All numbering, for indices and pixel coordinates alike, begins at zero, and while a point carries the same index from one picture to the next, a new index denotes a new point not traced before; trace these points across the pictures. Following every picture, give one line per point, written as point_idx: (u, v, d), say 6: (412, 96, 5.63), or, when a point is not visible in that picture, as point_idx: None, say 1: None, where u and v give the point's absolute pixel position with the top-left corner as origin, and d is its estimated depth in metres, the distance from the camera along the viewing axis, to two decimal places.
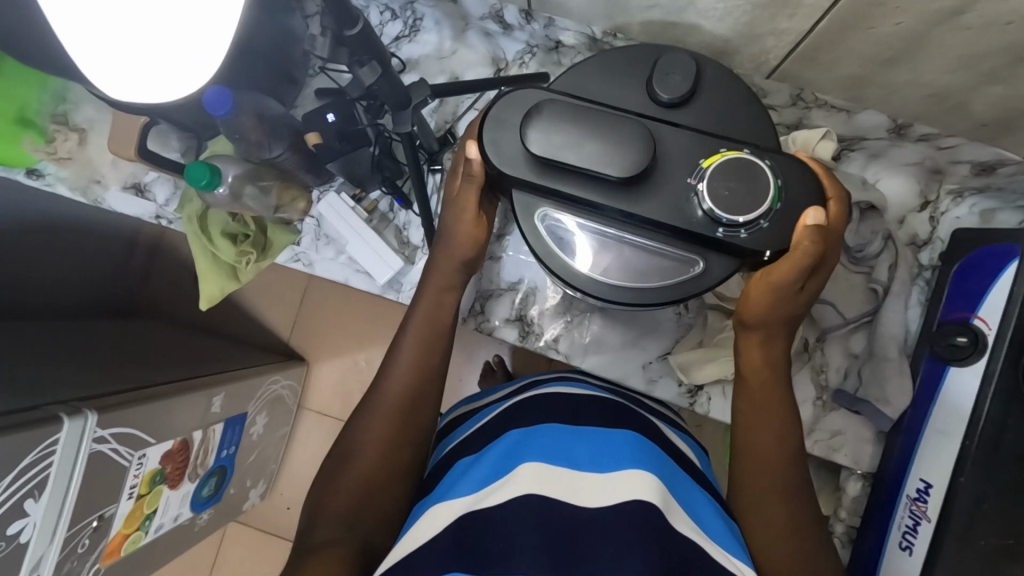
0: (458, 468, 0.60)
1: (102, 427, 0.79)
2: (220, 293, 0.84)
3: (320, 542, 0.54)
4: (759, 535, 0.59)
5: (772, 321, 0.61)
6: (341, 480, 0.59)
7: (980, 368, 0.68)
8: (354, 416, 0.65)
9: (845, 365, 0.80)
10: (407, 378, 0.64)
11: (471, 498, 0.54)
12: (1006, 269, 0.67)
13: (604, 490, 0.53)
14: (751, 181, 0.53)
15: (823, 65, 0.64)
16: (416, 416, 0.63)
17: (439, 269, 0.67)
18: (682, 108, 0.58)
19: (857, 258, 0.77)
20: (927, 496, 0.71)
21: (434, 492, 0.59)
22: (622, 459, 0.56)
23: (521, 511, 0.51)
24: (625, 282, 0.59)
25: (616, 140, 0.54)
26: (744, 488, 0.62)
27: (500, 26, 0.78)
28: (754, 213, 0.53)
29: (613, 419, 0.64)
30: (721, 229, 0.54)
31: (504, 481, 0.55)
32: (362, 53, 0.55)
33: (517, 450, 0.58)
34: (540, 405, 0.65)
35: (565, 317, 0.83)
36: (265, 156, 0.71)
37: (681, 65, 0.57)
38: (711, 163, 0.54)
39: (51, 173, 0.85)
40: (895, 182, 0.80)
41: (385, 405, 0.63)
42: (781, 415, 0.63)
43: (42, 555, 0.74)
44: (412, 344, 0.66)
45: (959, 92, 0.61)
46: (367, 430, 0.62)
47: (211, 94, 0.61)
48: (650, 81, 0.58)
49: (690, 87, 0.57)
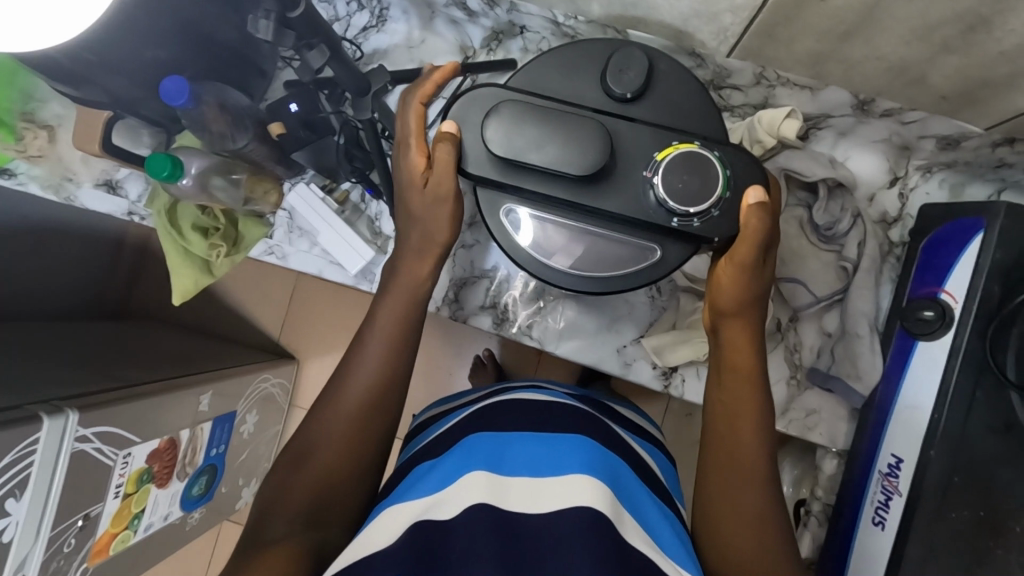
0: (417, 472, 0.61)
1: (84, 425, 0.78)
2: (193, 288, 0.83)
3: (271, 538, 0.54)
4: (720, 526, 0.58)
5: (749, 299, 0.59)
6: (299, 471, 0.59)
7: (947, 342, 0.68)
8: (316, 405, 0.63)
9: (819, 345, 0.79)
10: (374, 376, 0.63)
11: (423, 504, 0.54)
12: (972, 242, 0.68)
13: (553, 495, 0.54)
14: (702, 173, 0.54)
15: (782, 42, 0.64)
16: (377, 421, 0.62)
17: (410, 258, 0.66)
18: (637, 104, 0.59)
19: (827, 236, 0.77)
20: (898, 471, 0.71)
21: (397, 489, 0.59)
22: (573, 462, 0.56)
23: (473, 523, 0.51)
24: (595, 270, 0.62)
25: (573, 141, 0.54)
26: (712, 490, 0.59)
27: (465, 13, 0.78)
28: (705, 203, 0.54)
29: (575, 424, 0.63)
30: (676, 219, 0.56)
31: (456, 488, 0.55)
32: (309, 35, 0.55)
33: (472, 453, 0.58)
34: (508, 413, 0.64)
35: (539, 302, 0.83)
36: (230, 147, 0.72)
37: (634, 61, 0.58)
38: (665, 156, 0.55)
39: (22, 172, 0.85)
40: (863, 160, 0.80)
41: (349, 401, 0.62)
42: (760, 400, 0.60)
43: (27, 554, 0.74)
44: (379, 338, 0.64)
45: (917, 65, 0.61)
46: (328, 425, 0.61)
47: (169, 85, 0.61)
48: (605, 76, 0.59)
49: (644, 84, 0.58)
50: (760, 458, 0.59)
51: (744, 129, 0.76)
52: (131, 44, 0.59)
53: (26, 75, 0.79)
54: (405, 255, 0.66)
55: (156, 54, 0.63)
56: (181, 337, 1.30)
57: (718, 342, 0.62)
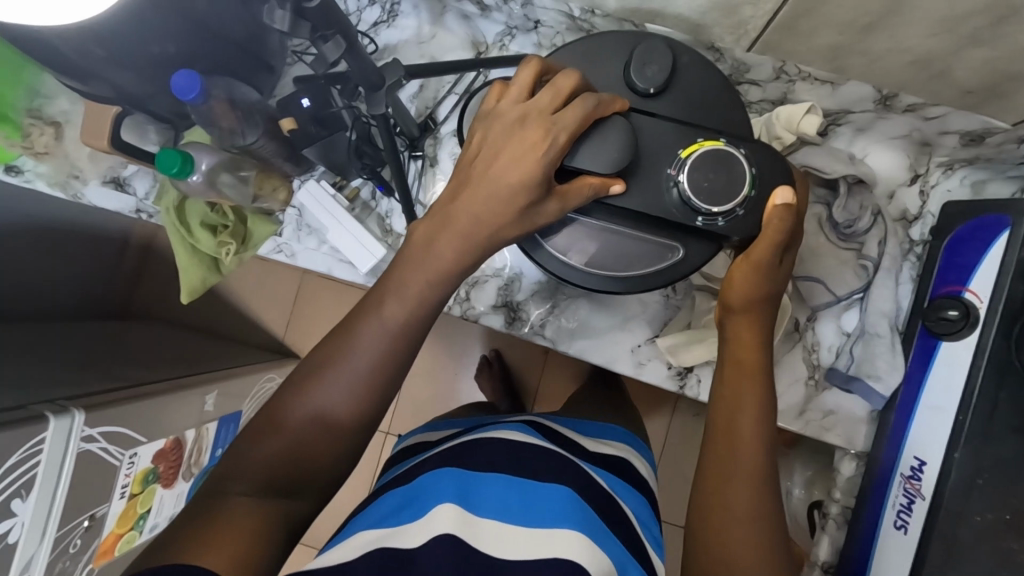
0: (391, 497, 0.59)
1: (90, 425, 0.77)
2: (202, 286, 0.83)
3: (226, 511, 0.46)
4: (716, 518, 0.54)
5: (758, 300, 0.57)
6: (275, 437, 0.49)
7: (972, 341, 0.67)
8: (306, 362, 0.52)
9: (837, 344, 0.78)
10: (384, 338, 0.51)
11: (385, 531, 0.53)
12: (997, 240, 0.66)
13: (523, 542, 0.54)
14: (728, 171, 0.53)
15: (803, 36, 0.62)
16: (378, 401, 0.52)
17: (459, 211, 0.51)
18: (659, 99, 0.58)
19: (845, 234, 0.75)
20: (921, 473, 0.70)
21: (359, 519, 0.58)
22: (545, 514, 0.56)
23: (433, 551, 0.50)
24: (612, 269, 0.62)
25: (597, 137, 0.51)
26: (710, 481, 0.56)
27: (477, 8, 0.77)
28: (730, 202, 0.53)
29: (559, 457, 0.64)
30: (700, 219, 0.54)
31: (422, 521, 0.53)
32: (324, 27, 0.53)
33: (439, 487, 0.57)
34: (485, 444, 0.64)
35: (551, 302, 0.82)
36: (240, 143, 0.71)
37: (658, 55, 0.57)
38: (689, 155, 0.53)
39: (30, 169, 0.84)
40: (883, 156, 0.79)
41: (359, 360, 0.51)
42: (763, 393, 0.58)
43: (33, 556, 0.73)
44: (403, 286, 0.52)
45: (942, 58, 0.59)
46: (329, 385, 0.50)
47: (179, 79, 0.60)
48: (629, 69, 0.57)
49: (666, 78, 0.57)
50: (763, 455, 0.56)
51: (762, 125, 0.75)
52: (140, 38, 0.58)
53: (32, 69, 0.80)
54: (446, 209, 0.52)
55: (164, 48, 0.61)
56: (188, 337, 1.29)
57: (723, 336, 0.61)
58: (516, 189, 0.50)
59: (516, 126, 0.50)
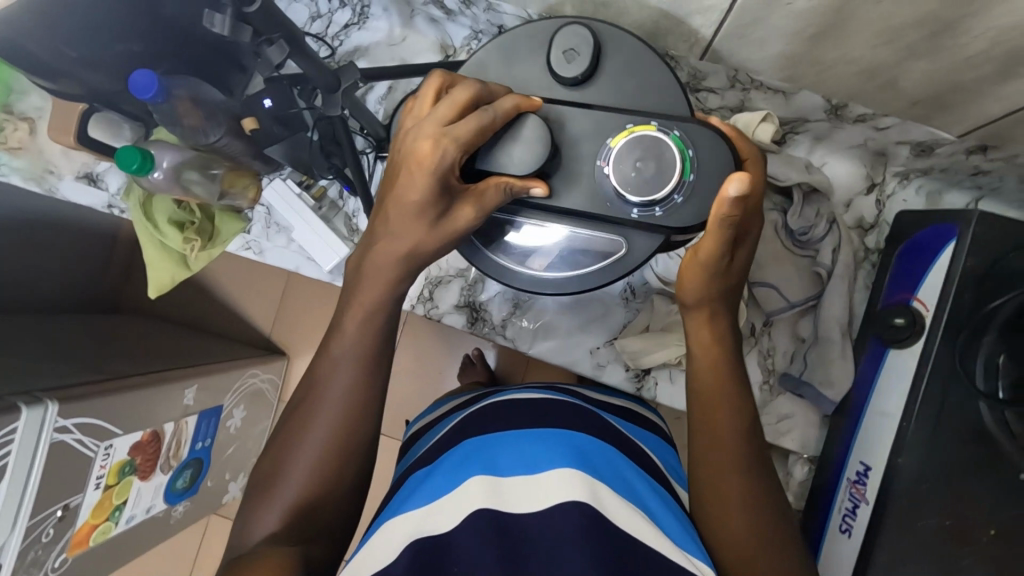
0: (413, 482, 0.61)
1: (65, 417, 0.79)
2: (171, 283, 0.84)
3: (254, 552, 0.48)
4: (710, 504, 0.56)
5: (710, 296, 0.56)
6: (279, 480, 0.53)
7: (916, 350, 0.68)
8: (293, 406, 0.56)
9: (791, 349, 0.79)
10: (360, 346, 0.54)
11: (421, 513, 0.53)
12: (944, 249, 0.67)
13: (543, 493, 0.53)
14: (658, 159, 0.54)
15: (752, 44, 0.63)
16: (360, 394, 0.54)
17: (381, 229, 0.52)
18: (589, 84, 0.59)
19: (801, 241, 0.77)
20: (865, 479, 0.71)
21: (390, 507, 0.59)
22: (562, 458, 0.55)
23: (470, 528, 0.50)
24: (572, 271, 0.63)
25: (517, 139, 0.53)
26: (702, 465, 0.57)
27: (442, 11, 0.78)
28: (663, 189, 0.54)
29: (567, 415, 0.64)
30: (637, 210, 0.55)
31: (456, 494, 0.54)
32: (268, 28, 0.55)
33: (467, 460, 0.58)
34: (495, 417, 0.65)
35: (514, 302, 0.83)
36: (202, 141, 0.72)
37: (579, 40, 0.58)
38: (616, 143, 0.55)
39: (5, 163, 0.86)
40: (839, 165, 0.80)
41: (341, 376, 0.54)
42: (737, 372, 0.59)
43: (4, 543, 0.75)
44: (374, 286, 0.53)
45: (886, 69, 0.60)
46: (321, 402, 0.54)
47: (138, 77, 0.61)
48: (556, 63, 0.59)
49: (593, 63, 0.58)
50: (743, 441, 0.57)
51: None
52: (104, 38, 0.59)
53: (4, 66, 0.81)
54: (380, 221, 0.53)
55: (128, 46, 0.62)
56: (172, 331, 1.31)
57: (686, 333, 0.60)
58: (419, 204, 0.49)
59: (406, 141, 0.49)
